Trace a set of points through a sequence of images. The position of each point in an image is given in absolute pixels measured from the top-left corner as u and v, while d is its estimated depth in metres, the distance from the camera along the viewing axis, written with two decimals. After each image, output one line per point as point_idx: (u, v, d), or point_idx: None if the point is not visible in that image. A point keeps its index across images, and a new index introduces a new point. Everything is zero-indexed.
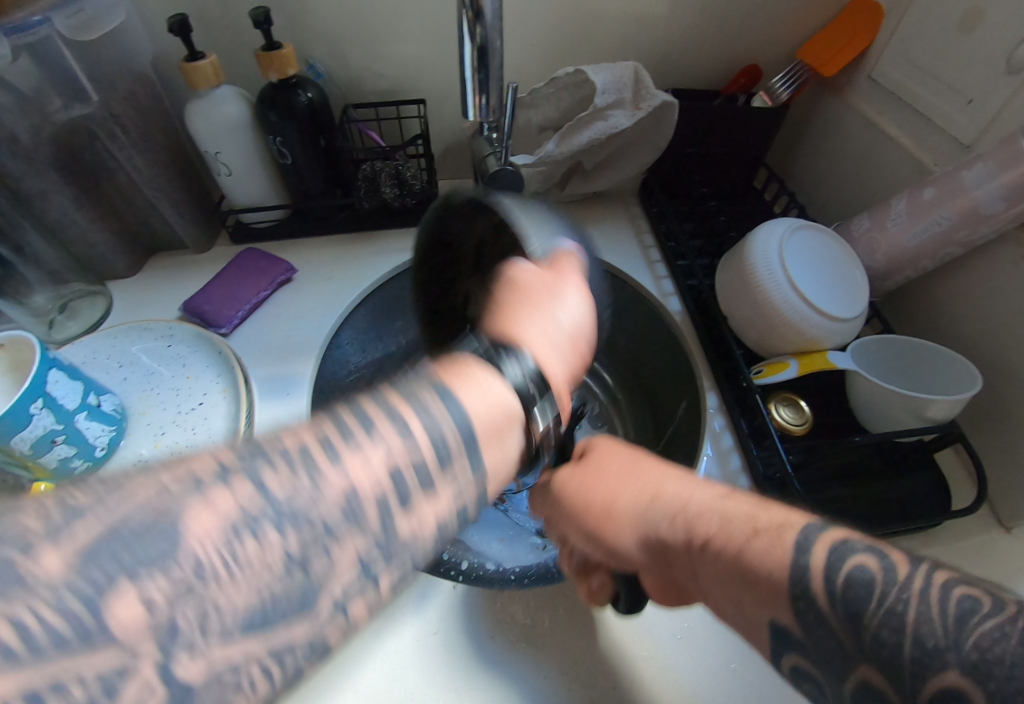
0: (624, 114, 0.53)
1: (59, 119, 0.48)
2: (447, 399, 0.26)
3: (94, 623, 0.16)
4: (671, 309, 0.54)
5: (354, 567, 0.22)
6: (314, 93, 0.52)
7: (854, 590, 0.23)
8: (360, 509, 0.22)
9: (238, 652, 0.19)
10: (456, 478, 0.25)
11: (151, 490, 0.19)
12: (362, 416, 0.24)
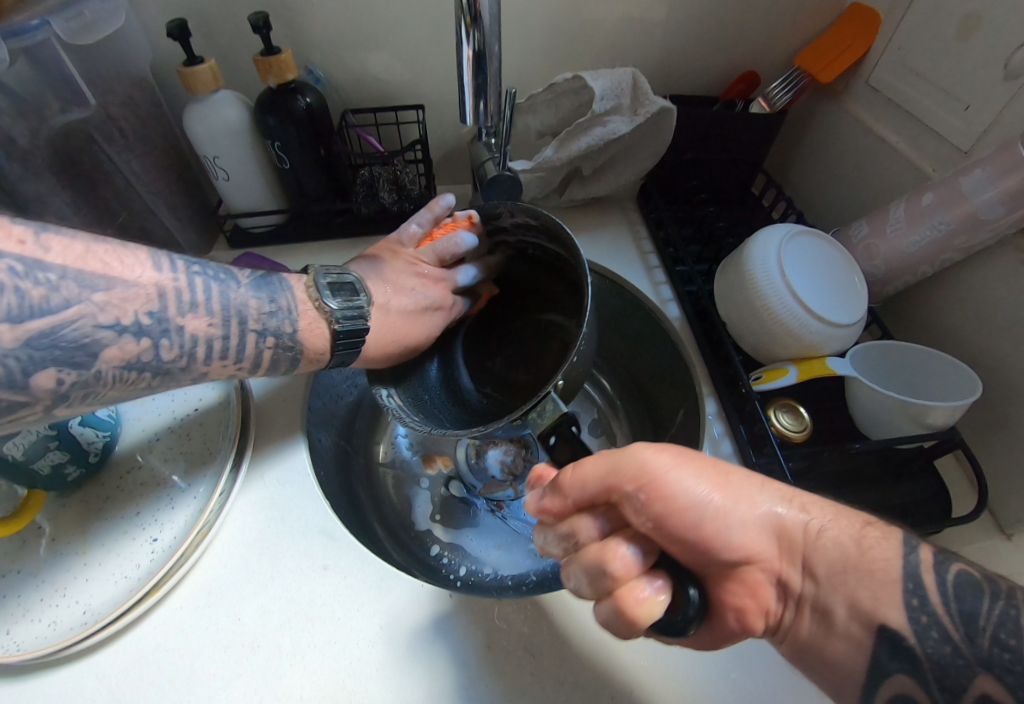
0: (622, 119, 0.53)
1: (56, 123, 0.48)
2: (278, 296, 0.37)
3: (20, 379, 0.25)
4: (669, 314, 0.54)
5: (175, 388, 0.34)
6: (313, 98, 0.52)
7: (963, 593, 0.26)
8: (174, 324, 0.31)
9: (83, 420, 0.30)
10: (248, 361, 0.36)
11: (84, 311, 0.27)
12: (242, 294, 0.36)
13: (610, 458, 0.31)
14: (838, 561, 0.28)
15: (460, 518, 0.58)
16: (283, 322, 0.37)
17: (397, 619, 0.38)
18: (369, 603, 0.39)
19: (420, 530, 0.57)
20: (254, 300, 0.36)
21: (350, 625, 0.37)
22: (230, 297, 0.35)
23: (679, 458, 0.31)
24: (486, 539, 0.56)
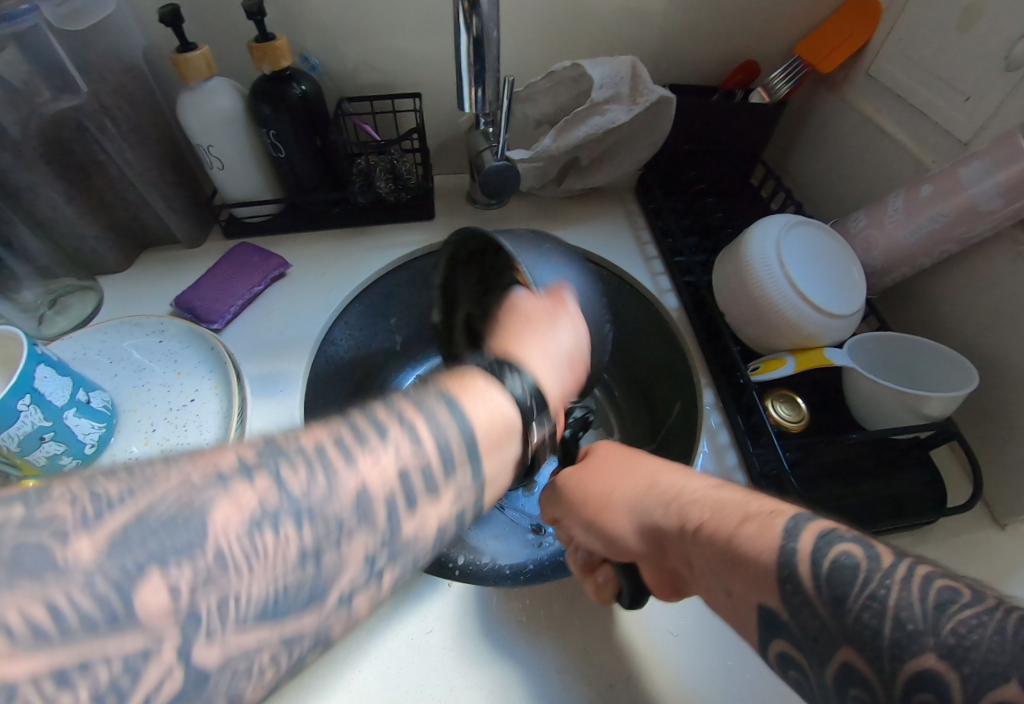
0: (621, 108, 0.52)
1: (47, 111, 0.47)
2: (455, 409, 0.29)
3: (122, 607, 0.18)
4: (668, 305, 0.54)
5: (360, 565, 0.24)
6: (308, 86, 0.51)
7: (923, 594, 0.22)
8: (422, 546, 0.27)
9: (254, 639, 0.21)
10: (458, 485, 0.28)
11: (160, 481, 0.21)
12: (377, 422, 0.27)
13: (585, 477, 0.38)
14: (718, 536, 0.28)
15: None
16: (444, 424, 0.28)
17: (397, 608, 0.38)
18: None
19: None
20: (442, 414, 0.28)
21: None
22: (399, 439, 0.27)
23: (596, 469, 0.38)
24: (485, 530, 0.58)
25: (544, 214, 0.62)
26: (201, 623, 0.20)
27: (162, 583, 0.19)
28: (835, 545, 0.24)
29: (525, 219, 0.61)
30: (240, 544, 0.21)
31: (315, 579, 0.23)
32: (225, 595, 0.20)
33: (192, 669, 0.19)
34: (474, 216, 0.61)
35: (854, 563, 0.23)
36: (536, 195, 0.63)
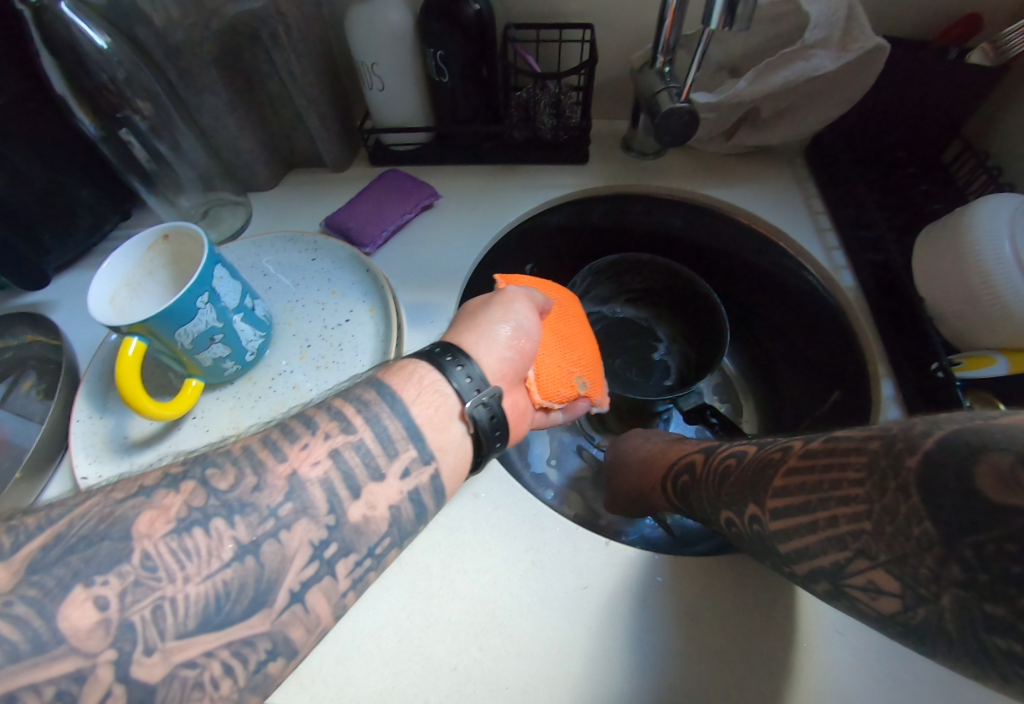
0: (828, 55, 0.46)
1: (228, 14, 0.47)
2: (388, 399, 0.31)
3: (49, 633, 0.21)
4: (844, 283, 0.49)
5: (306, 555, 0.26)
6: (484, 4, 0.48)
7: None
8: (374, 530, 0.28)
9: (202, 642, 0.23)
10: (403, 463, 0.30)
11: (93, 507, 0.24)
12: (311, 423, 0.30)
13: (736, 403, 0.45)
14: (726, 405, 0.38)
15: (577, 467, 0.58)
16: (388, 417, 0.30)
17: (548, 560, 0.37)
18: (522, 538, 0.39)
19: (535, 472, 0.57)
20: (376, 408, 0.31)
21: (500, 558, 0.38)
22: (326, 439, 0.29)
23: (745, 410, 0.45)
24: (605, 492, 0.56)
25: (704, 170, 0.57)
26: (138, 637, 0.22)
27: (88, 599, 0.22)
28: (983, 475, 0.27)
29: (687, 173, 0.56)
30: (167, 547, 0.24)
31: (258, 571, 0.25)
32: (167, 601, 0.23)
33: (136, 682, 0.22)
34: (628, 164, 0.57)
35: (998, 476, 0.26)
36: (698, 148, 0.58)
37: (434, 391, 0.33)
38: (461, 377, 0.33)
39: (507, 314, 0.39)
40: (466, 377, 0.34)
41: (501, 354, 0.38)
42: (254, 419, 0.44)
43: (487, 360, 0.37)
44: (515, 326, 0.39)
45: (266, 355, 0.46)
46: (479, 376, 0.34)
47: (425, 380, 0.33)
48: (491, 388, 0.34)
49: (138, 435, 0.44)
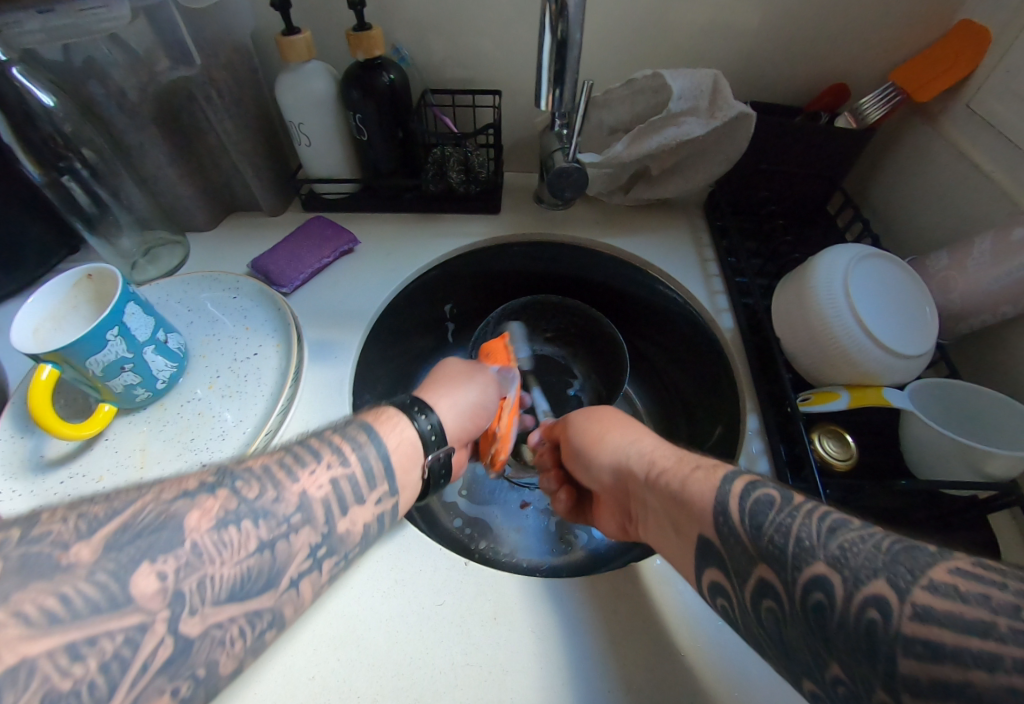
0: (698, 122, 0.52)
1: (164, 80, 0.53)
2: (374, 439, 0.38)
3: (118, 593, 0.25)
4: (722, 324, 0.53)
5: (305, 556, 0.32)
6: (396, 75, 0.54)
7: (758, 510, 0.30)
8: (353, 539, 0.36)
9: (225, 613, 0.28)
10: (379, 496, 0.37)
11: (139, 498, 0.28)
12: (315, 449, 0.36)
13: (590, 419, 0.49)
14: (673, 481, 0.37)
15: (484, 497, 0.61)
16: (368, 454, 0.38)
17: (414, 581, 0.40)
18: (389, 557, 0.41)
19: (444, 502, 0.59)
20: (358, 436, 0.38)
21: (367, 575, 0.40)
22: (328, 464, 0.35)
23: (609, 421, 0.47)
24: (508, 522, 0.58)
25: (606, 220, 0.62)
26: (185, 602, 0.26)
27: (151, 571, 0.26)
28: (759, 492, 0.31)
29: (588, 222, 0.62)
30: (210, 537, 0.28)
31: (271, 562, 0.30)
32: (204, 581, 0.27)
33: (177, 641, 0.26)
34: (537, 214, 0.62)
35: (773, 499, 0.30)
36: (602, 201, 0.63)
37: (403, 436, 0.41)
38: (427, 428, 0.42)
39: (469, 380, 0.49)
40: (429, 425, 0.42)
41: (461, 409, 0.47)
42: (160, 441, 0.47)
43: (449, 412, 0.46)
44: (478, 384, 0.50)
45: (179, 382, 0.50)
46: (441, 430, 0.43)
47: (403, 425, 0.41)
48: (445, 440, 0.43)
49: (53, 454, 0.46)
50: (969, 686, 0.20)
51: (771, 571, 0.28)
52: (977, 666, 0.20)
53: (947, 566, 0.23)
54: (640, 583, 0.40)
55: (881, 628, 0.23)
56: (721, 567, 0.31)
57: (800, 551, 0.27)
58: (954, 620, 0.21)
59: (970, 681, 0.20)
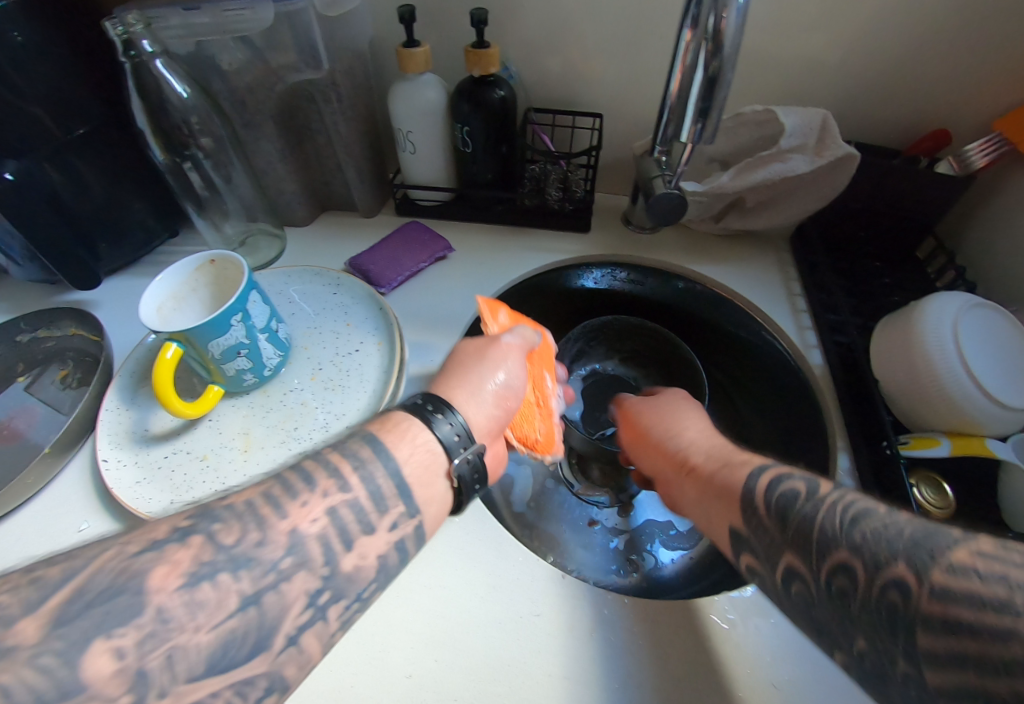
0: (803, 159, 0.53)
1: (290, 81, 0.56)
2: (383, 456, 0.34)
3: (70, 682, 0.22)
4: (812, 360, 0.53)
5: (303, 603, 0.29)
6: (506, 91, 0.56)
7: (786, 499, 0.34)
8: (364, 576, 0.32)
9: (205, 685, 0.25)
10: (393, 518, 0.34)
11: (102, 556, 0.26)
12: (310, 477, 0.33)
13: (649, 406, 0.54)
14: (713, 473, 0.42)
15: (553, 511, 0.61)
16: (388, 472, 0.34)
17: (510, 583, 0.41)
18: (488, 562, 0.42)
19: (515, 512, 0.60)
20: (362, 450, 0.34)
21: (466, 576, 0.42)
22: (324, 494, 0.32)
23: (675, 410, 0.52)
24: (577, 538, 0.59)
25: (694, 247, 0.63)
26: (152, 683, 0.24)
27: (106, 650, 0.23)
28: (782, 486, 0.35)
29: (677, 248, 0.63)
30: (179, 599, 0.25)
31: (259, 620, 0.27)
32: (172, 655, 0.24)
33: None
34: (625, 235, 0.64)
35: (798, 492, 0.34)
36: (691, 228, 0.64)
37: (422, 443, 0.36)
38: (444, 426, 0.37)
39: (501, 367, 0.44)
40: (453, 432, 0.37)
41: (492, 404, 0.43)
42: (263, 428, 0.48)
43: (476, 409, 0.41)
44: (513, 379, 0.44)
45: (282, 372, 0.52)
46: (464, 427, 0.37)
47: (426, 437, 0.36)
48: (472, 443, 0.37)
49: (158, 429, 0.48)
50: (978, 634, 0.22)
51: (826, 571, 0.30)
52: (985, 623, 0.22)
53: (971, 549, 0.25)
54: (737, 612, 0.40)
55: (904, 608, 0.25)
56: (752, 552, 0.36)
57: (825, 536, 0.30)
58: (974, 597, 0.23)
59: (983, 652, 0.22)
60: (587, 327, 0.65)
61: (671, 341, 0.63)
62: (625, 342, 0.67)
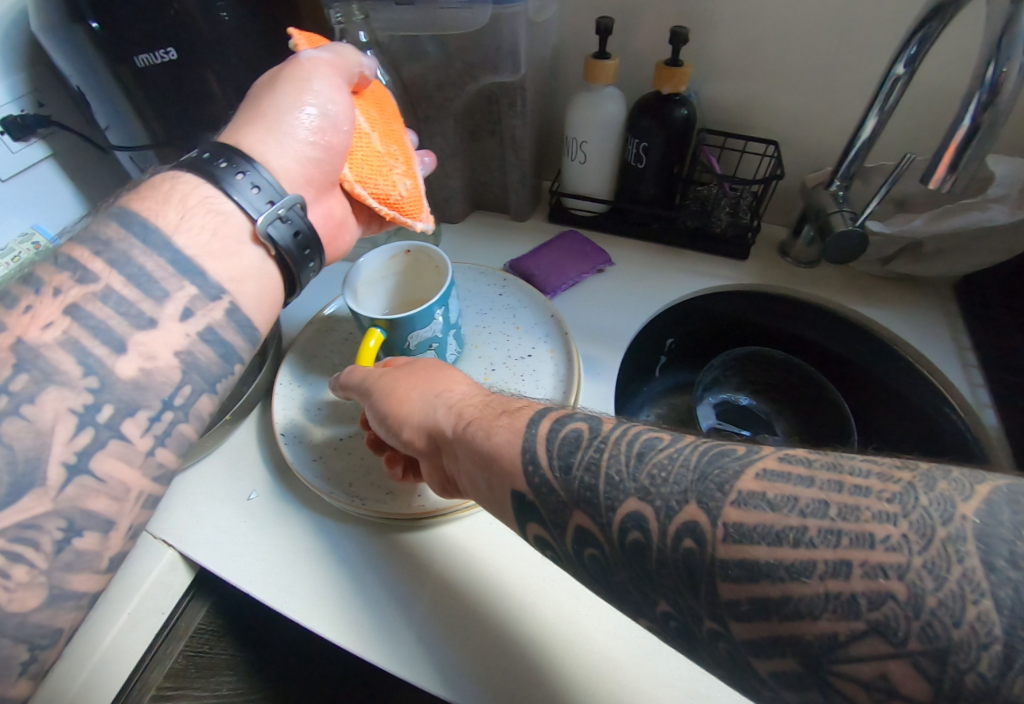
0: (1003, 211, 0.50)
1: (481, 81, 0.56)
2: (139, 225, 0.33)
3: None
4: (986, 420, 0.52)
5: (68, 410, 0.28)
6: (689, 110, 0.56)
7: (566, 446, 0.28)
8: (161, 382, 0.32)
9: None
10: (182, 303, 0.33)
11: None
12: (88, 313, 0.30)
13: (394, 377, 0.41)
14: (479, 434, 0.32)
15: None
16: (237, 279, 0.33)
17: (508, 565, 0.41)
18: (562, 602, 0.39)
19: None
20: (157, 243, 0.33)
21: (525, 609, 0.38)
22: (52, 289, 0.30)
23: (408, 374, 0.41)
24: None
25: (855, 287, 0.62)
26: None
27: None
28: (566, 425, 0.29)
29: (837, 285, 0.61)
30: None
31: (10, 454, 0.26)
32: None
33: None
34: (783, 267, 0.63)
35: (581, 434, 0.29)
36: (852, 267, 0.63)
37: (213, 205, 0.35)
38: (241, 188, 0.35)
39: (312, 97, 0.39)
40: (251, 188, 0.35)
41: (303, 162, 0.39)
42: None
43: (284, 161, 0.38)
44: (330, 104, 0.39)
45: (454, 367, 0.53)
46: (268, 182, 0.36)
47: (198, 196, 0.35)
48: (286, 200, 0.36)
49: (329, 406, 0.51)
50: (786, 601, 0.20)
51: (590, 522, 0.26)
52: (780, 560, 0.20)
53: (753, 468, 0.23)
54: None
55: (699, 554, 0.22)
56: (540, 522, 0.28)
57: (610, 487, 0.25)
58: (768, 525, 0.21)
59: (787, 594, 0.20)
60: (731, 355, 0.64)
61: (818, 379, 0.62)
62: (765, 374, 0.66)
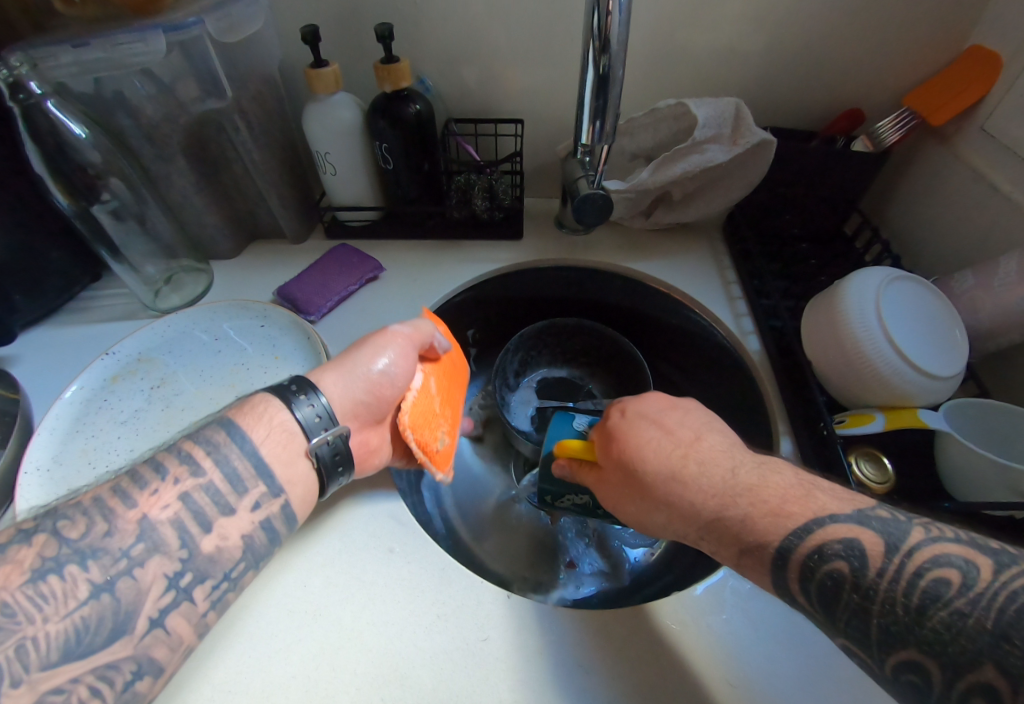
0: (720, 149, 0.53)
1: (195, 110, 0.53)
2: (239, 439, 0.35)
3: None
4: (750, 347, 0.53)
5: (162, 584, 0.31)
6: (422, 105, 0.54)
7: (930, 589, 0.26)
8: (228, 557, 0.34)
9: (64, 674, 0.28)
10: (252, 497, 0.35)
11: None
12: (162, 466, 0.34)
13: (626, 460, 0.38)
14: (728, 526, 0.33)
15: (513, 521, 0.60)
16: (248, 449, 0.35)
17: (371, 579, 0.41)
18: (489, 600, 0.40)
19: (473, 528, 0.59)
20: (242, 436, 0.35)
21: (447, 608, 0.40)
22: (174, 477, 0.33)
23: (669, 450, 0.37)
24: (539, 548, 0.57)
25: (629, 245, 0.63)
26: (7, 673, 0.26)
27: None
28: (829, 560, 0.29)
29: (613, 247, 0.63)
30: (23, 595, 0.28)
31: (113, 606, 0.30)
32: (28, 647, 0.27)
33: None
34: (559, 239, 0.63)
35: (927, 586, 0.26)
36: (623, 225, 0.64)
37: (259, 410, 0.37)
38: (305, 407, 0.38)
39: (387, 349, 0.43)
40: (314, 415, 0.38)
41: (371, 391, 0.42)
42: None
43: (343, 393, 0.40)
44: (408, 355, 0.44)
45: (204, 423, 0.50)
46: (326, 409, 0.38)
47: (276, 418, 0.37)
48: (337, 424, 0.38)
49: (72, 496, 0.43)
50: None
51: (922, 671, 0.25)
52: None
53: None
54: (688, 609, 0.40)
55: None
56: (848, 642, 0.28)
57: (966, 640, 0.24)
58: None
59: None
60: (531, 333, 0.64)
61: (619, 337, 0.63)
62: (571, 342, 0.66)
